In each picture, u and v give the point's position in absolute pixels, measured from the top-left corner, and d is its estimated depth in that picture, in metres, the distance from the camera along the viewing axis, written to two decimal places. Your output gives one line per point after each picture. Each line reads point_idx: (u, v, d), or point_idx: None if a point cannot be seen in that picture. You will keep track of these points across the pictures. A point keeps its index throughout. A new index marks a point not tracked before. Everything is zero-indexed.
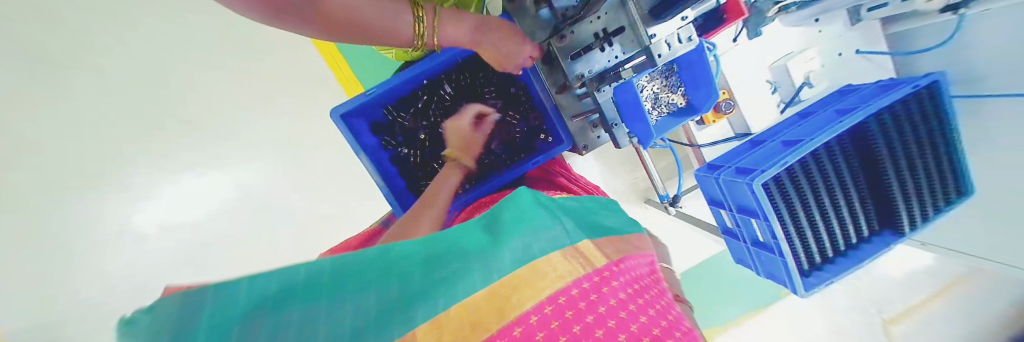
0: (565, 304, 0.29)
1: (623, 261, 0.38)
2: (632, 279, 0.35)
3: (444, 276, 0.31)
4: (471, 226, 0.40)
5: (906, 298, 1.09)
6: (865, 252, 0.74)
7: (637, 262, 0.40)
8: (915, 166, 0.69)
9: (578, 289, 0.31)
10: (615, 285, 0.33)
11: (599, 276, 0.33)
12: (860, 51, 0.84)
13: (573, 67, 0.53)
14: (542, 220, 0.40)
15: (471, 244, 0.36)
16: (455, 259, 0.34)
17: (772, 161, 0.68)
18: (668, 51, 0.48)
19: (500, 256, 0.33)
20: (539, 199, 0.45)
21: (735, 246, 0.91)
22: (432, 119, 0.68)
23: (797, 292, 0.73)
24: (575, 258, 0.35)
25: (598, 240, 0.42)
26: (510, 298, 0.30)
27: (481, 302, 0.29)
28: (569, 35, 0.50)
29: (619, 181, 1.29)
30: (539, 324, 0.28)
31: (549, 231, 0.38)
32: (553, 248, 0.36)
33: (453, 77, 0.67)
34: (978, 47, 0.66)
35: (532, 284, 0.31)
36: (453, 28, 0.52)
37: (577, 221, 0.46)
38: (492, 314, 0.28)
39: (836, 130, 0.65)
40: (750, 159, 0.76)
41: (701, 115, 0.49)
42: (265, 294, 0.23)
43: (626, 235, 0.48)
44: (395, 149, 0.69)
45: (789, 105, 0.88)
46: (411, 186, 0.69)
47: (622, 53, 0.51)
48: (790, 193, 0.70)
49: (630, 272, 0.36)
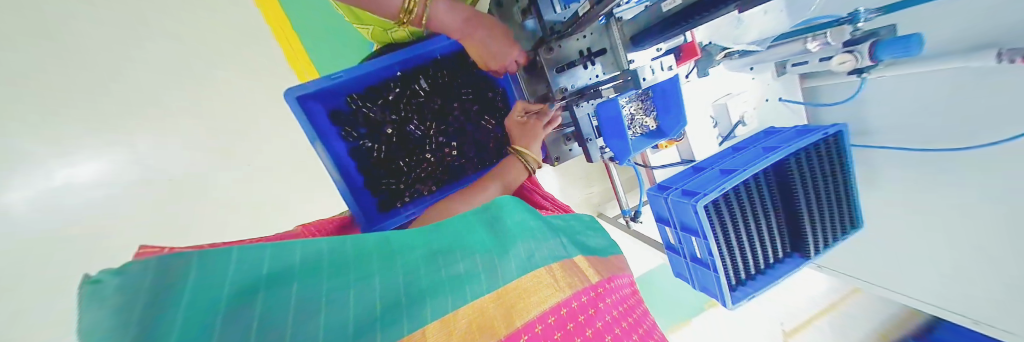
0: (567, 317, 0.35)
1: (613, 280, 0.44)
2: (620, 299, 0.42)
3: (447, 278, 0.36)
4: (477, 230, 0.44)
5: (803, 314, 1.29)
6: (779, 271, 0.87)
7: (624, 281, 0.46)
8: (821, 199, 0.84)
9: (578, 303, 0.37)
10: (608, 303, 0.39)
11: (595, 292, 0.39)
12: (781, 99, 1.01)
13: (557, 79, 0.51)
14: (541, 233, 0.45)
15: (478, 247, 0.41)
16: (460, 261, 0.38)
17: (714, 185, 0.76)
18: (651, 76, 0.50)
19: (506, 262, 0.39)
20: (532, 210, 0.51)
21: (675, 261, 0.98)
22: (403, 114, 0.63)
23: (725, 304, 0.82)
24: (574, 272, 0.41)
25: (589, 257, 0.47)
26: (516, 305, 0.35)
27: (484, 307, 0.34)
28: (557, 49, 0.50)
29: (576, 194, 1.34)
30: (543, 333, 0.33)
31: (544, 242, 0.44)
32: (545, 261, 0.41)
33: (429, 73, 0.63)
34: (917, 100, 0.79)
35: (538, 292, 0.36)
36: (446, 13, 0.50)
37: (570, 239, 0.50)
38: (501, 317, 0.33)
39: (764, 163, 0.76)
40: (694, 183, 0.84)
41: (669, 137, 0.59)
42: (262, 274, 0.29)
43: (608, 257, 0.51)
44: (356, 142, 0.63)
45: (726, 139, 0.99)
46: (371, 184, 0.63)
47: (602, 73, 0.52)
48: (726, 214, 0.79)
49: (618, 292, 0.43)
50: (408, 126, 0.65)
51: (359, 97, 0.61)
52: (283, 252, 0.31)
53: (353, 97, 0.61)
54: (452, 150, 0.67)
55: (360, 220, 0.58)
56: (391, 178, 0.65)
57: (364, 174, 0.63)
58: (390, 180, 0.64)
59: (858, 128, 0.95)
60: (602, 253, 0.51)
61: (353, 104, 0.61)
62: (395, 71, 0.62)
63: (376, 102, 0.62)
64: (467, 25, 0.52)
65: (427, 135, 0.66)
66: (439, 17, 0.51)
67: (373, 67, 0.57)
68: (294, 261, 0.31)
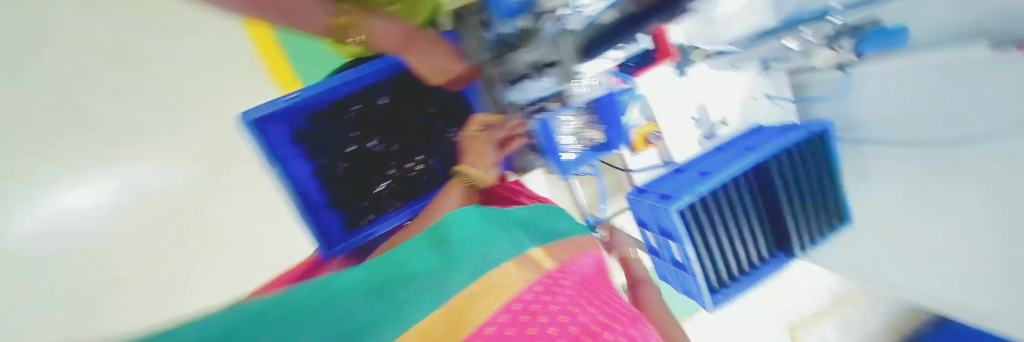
0: (525, 309, 0.27)
1: (570, 264, 0.40)
2: (580, 282, 0.37)
3: (369, 297, 0.25)
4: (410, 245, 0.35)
5: (810, 310, 1.25)
6: (763, 272, 0.85)
7: (585, 262, 0.44)
8: (806, 199, 0.82)
9: (534, 293, 0.30)
10: (566, 285, 0.33)
11: (549, 279, 0.34)
12: (769, 96, 0.98)
13: (507, 95, 0.47)
14: (493, 235, 0.38)
15: (412, 262, 0.31)
16: (388, 278, 0.28)
17: (689, 189, 0.75)
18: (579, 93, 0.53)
19: (450, 271, 0.30)
20: (482, 213, 0.44)
21: (657, 264, 0.96)
22: (367, 131, 0.62)
23: (706, 307, 0.81)
24: (527, 266, 0.34)
25: (548, 246, 0.42)
26: (467, 311, 0.26)
27: (424, 323, 0.23)
28: (503, 64, 0.46)
29: (565, 197, 1.31)
30: (505, 324, 0.25)
31: (498, 243, 0.37)
32: (512, 251, 0.36)
33: (392, 88, 0.62)
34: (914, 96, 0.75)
35: (490, 293, 0.28)
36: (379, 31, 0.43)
37: (529, 235, 0.44)
38: (447, 331, 0.24)
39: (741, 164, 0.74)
40: (671, 186, 0.82)
41: (614, 149, 0.56)
42: None
43: (573, 238, 0.48)
44: (318, 161, 0.61)
45: (707, 141, 0.95)
46: (336, 203, 0.64)
47: (554, 86, 0.47)
48: (702, 218, 0.77)
49: (575, 275, 0.38)
50: (369, 143, 0.63)
51: (322, 117, 0.60)
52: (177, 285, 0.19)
53: (314, 115, 0.58)
54: (418, 164, 0.66)
55: (319, 243, 0.60)
56: (356, 195, 0.64)
57: (328, 193, 0.63)
58: (356, 198, 0.64)
59: (849, 122, 0.93)
60: (567, 236, 0.49)
61: (316, 124, 0.60)
62: None
63: (339, 121, 0.61)
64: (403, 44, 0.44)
65: (390, 151, 0.64)
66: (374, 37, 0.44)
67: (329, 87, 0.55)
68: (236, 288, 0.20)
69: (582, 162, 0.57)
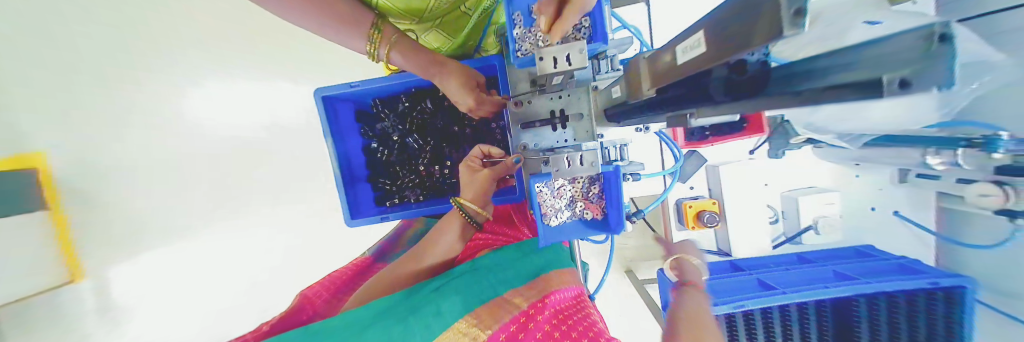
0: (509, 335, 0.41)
1: (549, 294, 0.46)
2: (555, 312, 0.45)
3: None
4: (407, 297, 0.47)
5: None
6: None
7: (563, 295, 0.47)
8: None
9: (503, 335, 0.41)
10: (538, 321, 0.43)
11: (523, 318, 0.43)
12: (899, 213, 0.71)
13: (520, 135, 0.45)
14: (473, 286, 0.48)
15: (403, 313, 0.44)
16: (385, 330, 0.40)
17: (733, 298, 0.62)
18: None
19: (429, 324, 0.42)
20: (473, 265, 0.54)
21: None
22: (410, 126, 0.67)
23: None
24: (500, 306, 0.45)
25: (525, 283, 0.50)
26: None
27: None
28: (526, 105, 0.44)
29: None
30: None
31: (473, 297, 0.47)
32: (477, 303, 0.45)
33: (438, 94, 0.65)
34: None
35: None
36: (406, 54, 0.45)
37: (513, 271, 0.52)
38: None
39: (811, 295, 0.58)
40: (715, 284, 0.69)
41: (614, 233, 0.38)
42: None
43: (555, 270, 0.52)
44: (368, 140, 0.71)
45: (789, 241, 0.76)
46: (370, 180, 0.72)
47: (572, 139, 0.44)
48: (741, 334, 0.63)
49: (554, 306, 0.45)
50: (408, 138, 0.69)
51: (381, 104, 0.68)
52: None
53: (379, 102, 0.68)
54: (443, 167, 0.68)
55: (345, 210, 0.66)
56: (388, 178, 0.71)
57: (368, 169, 0.72)
58: (387, 181, 0.71)
59: (1010, 288, 0.58)
60: (545, 270, 0.52)
61: (375, 108, 0.69)
62: (410, 88, 0.66)
63: (390, 111, 0.68)
64: (428, 65, 0.45)
65: (424, 148, 0.69)
66: (405, 56, 0.45)
67: (388, 82, 0.62)
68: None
69: (563, 236, 0.39)
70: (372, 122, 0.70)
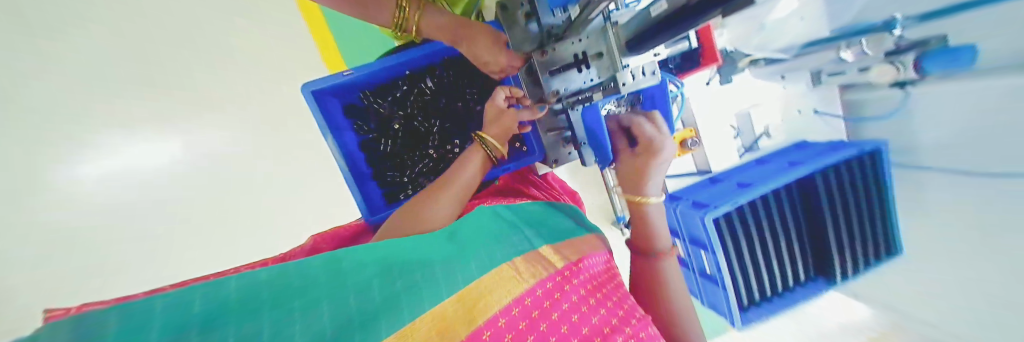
0: (553, 288, 0.39)
1: (583, 261, 0.47)
2: (590, 278, 0.45)
3: (405, 288, 0.30)
4: (434, 241, 0.41)
5: None
6: (797, 296, 0.81)
7: (594, 260, 0.49)
8: (849, 230, 0.77)
9: (543, 290, 0.38)
10: (575, 284, 0.41)
11: (561, 276, 0.41)
12: (818, 112, 0.89)
13: (550, 82, 0.49)
14: (503, 236, 0.47)
15: (437, 253, 0.38)
16: (420, 270, 0.33)
17: (726, 199, 0.75)
18: (632, 81, 0.44)
19: (468, 265, 0.36)
20: (497, 218, 0.52)
21: (688, 275, 0.94)
22: (411, 111, 0.66)
23: (734, 324, 0.79)
24: (538, 262, 0.43)
25: (556, 244, 0.49)
26: (480, 303, 0.33)
27: (445, 310, 0.30)
28: (551, 53, 0.46)
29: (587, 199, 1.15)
30: (531, 304, 0.35)
31: (509, 243, 0.45)
32: (516, 254, 0.43)
33: (436, 73, 0.65)
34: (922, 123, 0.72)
35: (501, 287, 0.35)
36: (433, 19, 0.50)
37: (538, 231, 0.52)
38: (463, 314, 0.31)
39: (782, 179, 0.73)
40: (706, 195, 0.83)
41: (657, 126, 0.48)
42: (199, 313, 0.20)
43: (583, 237, 0.55)
44: (365, 136, 0.67)
45: (748, 151, 0.92)
46: (376, 177, 0.67)
47: (597, 77, 0.48)
48: (738, 227, 0.76)
49: (589, 271, 0.46)
50: (410, 125, 0.67)
51: (374, 94, 0.65)
52: (216, 287, 0.22)
53: (367, 93, 0.65)
54: (453, 146, 0.67)
55: (363, 209, 0.62)
56: (396, 170, 0.67)
57: (371, 166, 0.67)
58: (395, 173, 0.67)
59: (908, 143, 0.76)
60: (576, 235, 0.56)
61: (366, 100, 0.65)
62: (404, 71, 0.64)
63: (387, 99, 0.65)
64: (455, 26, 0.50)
65: (430, 131, 0.67)
66: (432, 21, 0.50)
67: (384, 66, 0.60)
68: (227, 295, 0.22)
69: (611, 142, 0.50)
70: (366, 115, 0.66)
